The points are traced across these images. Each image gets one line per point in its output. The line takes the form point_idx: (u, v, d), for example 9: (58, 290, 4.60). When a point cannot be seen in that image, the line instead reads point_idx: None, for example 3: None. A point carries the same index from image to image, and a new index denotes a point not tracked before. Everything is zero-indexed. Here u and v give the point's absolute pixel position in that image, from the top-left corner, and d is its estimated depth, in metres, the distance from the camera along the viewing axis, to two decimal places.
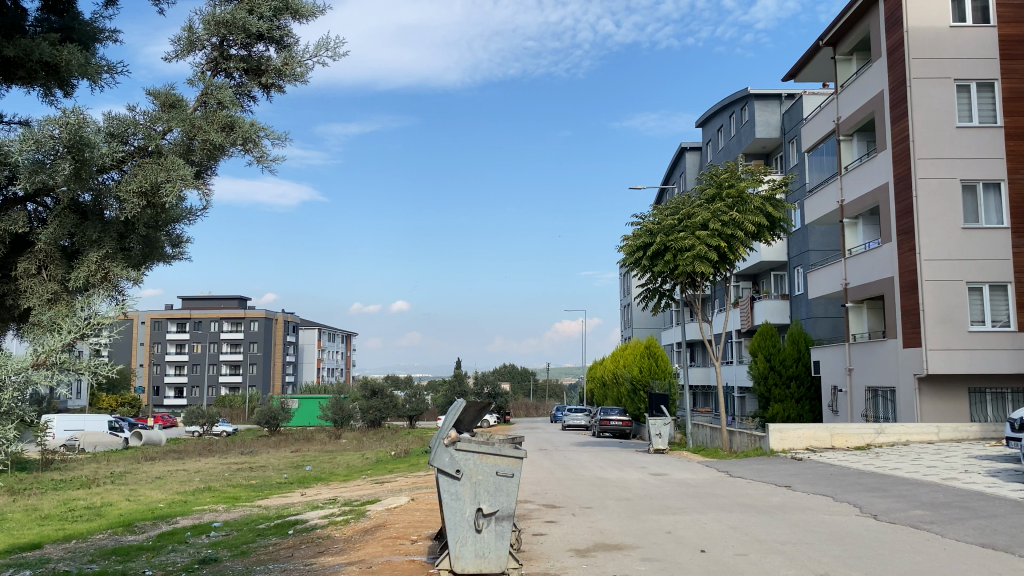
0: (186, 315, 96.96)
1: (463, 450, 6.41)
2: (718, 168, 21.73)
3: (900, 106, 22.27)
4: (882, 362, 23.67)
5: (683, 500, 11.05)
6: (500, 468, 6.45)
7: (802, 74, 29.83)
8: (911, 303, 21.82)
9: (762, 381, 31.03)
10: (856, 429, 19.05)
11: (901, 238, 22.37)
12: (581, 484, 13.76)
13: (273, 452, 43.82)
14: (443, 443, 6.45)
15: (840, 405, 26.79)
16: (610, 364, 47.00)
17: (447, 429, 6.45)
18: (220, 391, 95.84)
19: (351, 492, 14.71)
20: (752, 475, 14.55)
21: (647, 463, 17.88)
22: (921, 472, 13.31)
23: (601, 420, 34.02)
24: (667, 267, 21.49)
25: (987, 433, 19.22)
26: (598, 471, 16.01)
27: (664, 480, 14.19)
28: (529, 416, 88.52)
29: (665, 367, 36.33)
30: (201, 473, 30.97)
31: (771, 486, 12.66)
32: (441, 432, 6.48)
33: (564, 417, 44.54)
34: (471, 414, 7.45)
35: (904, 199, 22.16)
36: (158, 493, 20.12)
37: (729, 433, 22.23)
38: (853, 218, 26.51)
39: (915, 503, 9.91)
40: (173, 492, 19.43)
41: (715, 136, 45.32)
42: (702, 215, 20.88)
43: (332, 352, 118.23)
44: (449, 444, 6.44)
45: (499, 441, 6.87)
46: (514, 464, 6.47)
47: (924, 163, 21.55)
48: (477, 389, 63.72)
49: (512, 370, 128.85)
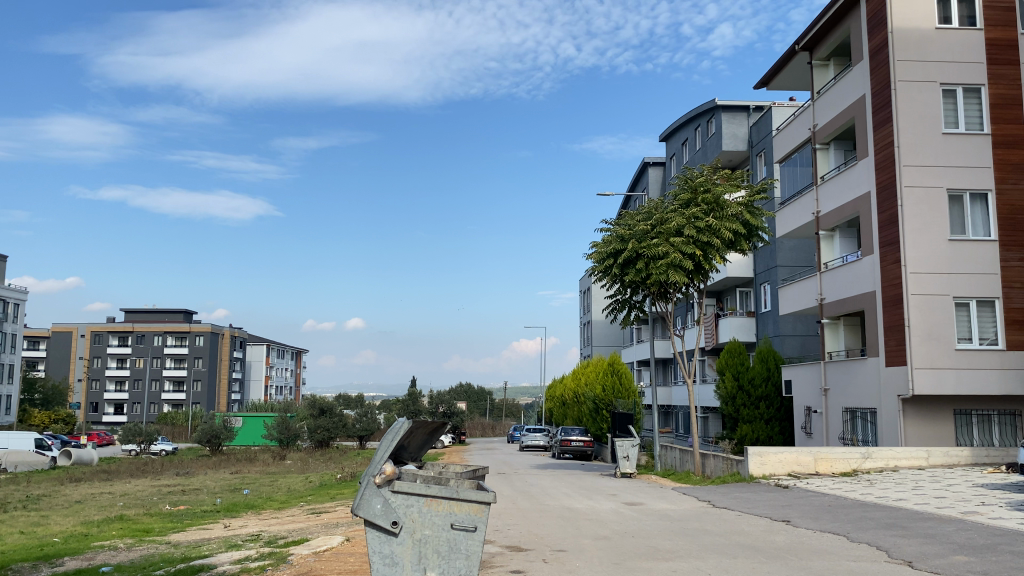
0: (128, 328, 93.08)
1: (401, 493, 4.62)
2: (694, 171, 20.13)
3: (884, 110, 21.12)
4: (861, 381, 22.33)
5: (672, 539, 9.28)
6: (457, 520, 4.65)
7: (775, 82, 28.74)
8: (895, 320, 20.55)
9: (730, 401, 29.63)
10: (841, 453, 17.55)
11: (883, 250, 21.14)
12: (547, 516, 11.94)
13: (212, 473, 41.11)
14: (375, 484, 4.63)
15: (814, 427, 25.40)
16: (569, 383, 45.24)
17: (381, 464, 4.64)
18: (162, 408, 91.98)
19: (282, 525, 12.67)
20: (740, 505, 12.86)
21: (617, 490, 16.14)
22: (932, 503, 11.73)
23: (562, 441, 32.25)
24: (639, 276, 19.84)
25: (980, 458, 17.85)
26: (565, 499, 14.22)
27: (642, 511, 12.42)
28: (484, 436, 86.46)
29: (628, 385, 34.72)
30: (127, 496, 28.40)
31: (768, 521, 10.94)
32: (372, 468, 4.67)
33: (521, 437, 42.70)
34: (418, 437, 5.69)
35: (887, 208, 20.97)
36: (66, 522, 17.79)
37: (701, 457, 20.58)
38: (829, 230, 25.29)
39: (950, 546, 8.28)
40: (83, 521, 17.12)
41: (679, 150, 44.16)
42: (676, 220, 19.24)
43: (282, 369, 114.94)
44: (383, 485, 4.64)
45: (456, 477, 5.07)
46: (479, 513, 4.67)
47: (908, 170, 20.39)
48: (431, 408, 61.59)
49: (468, 390, 126.47)
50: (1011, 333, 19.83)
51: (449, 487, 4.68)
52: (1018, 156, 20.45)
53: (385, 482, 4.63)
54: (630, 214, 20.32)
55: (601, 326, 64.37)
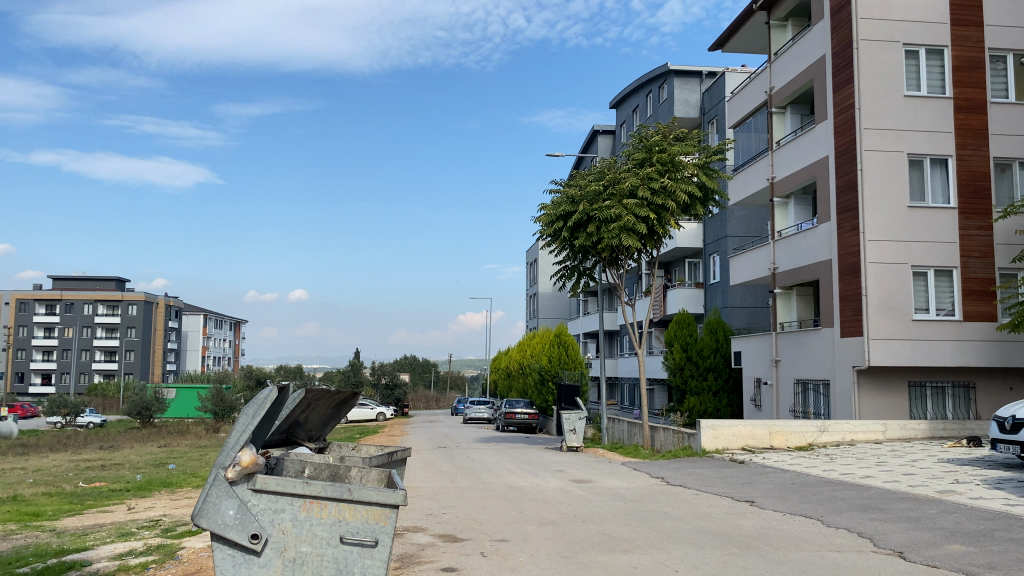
0: (56, 297, 88.92)
1: (264, 494, 3.65)
2: (648, 130, 18.86)
3: (845, 71, 20.30)
4: (814, 353, 21.71)
5: (629, 526, 8.18)
6: (349, 530, 3.65)
7: (730, 44, 27.81)
8: (851, 289, 19.87)
9: (678, 372, 28.88)
10: (797, 427, 16.79)
11: (841, 217, 20.40)
12: (488, 498, 10.76)
13: (139, 447, 38.99)
14: (226, 479, 3.66)
15: (763, 399, 24.84)
16: (515, 354, 44.29)
17: (235, 452, 3.66)
18: (93, 378, 88.48)
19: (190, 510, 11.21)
20: (697, 483, 11.89)
21: (564, 466, 15.06)
22: (902, 481, 10.89)
23: (506, 414, 31.30)
24: (590, 241, 18.50)
25: (937, 432, 17.29)
26: (508, 476, 13.11)
27: (592, 491, 11.34)
28: (428, 408, 85.40)
29: (575, 357, 33.74)
30: (40, 473, 26.36)
31: (730, 502, 9.93)
32: (224, 457, 3.69)
33: (465, 409, 41.59)
34: (320, 412, 4.61)
35: (846, 173, 20.21)
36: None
37: (650, 429, 19.67)
38: (783, 198, 24.52)
39: (940, 532, 7.32)
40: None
41: (629, 118, 43.04)
42: (630, 180, 17.90)
43: (220, 339, 111.76)
44: (240, 483, 3.66)
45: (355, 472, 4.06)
46: (379, 522, 3.65)
47: (869, 134, 19.64)
48: (373, 380, 60.04)
49: (412, 362, 125.14)
50: (968, 303, 19.34)
51: (337, 488, 3.68)
52: (979, 120, 19.83)
53: (241, 479, 3.66)
54: (582, 173, 18.95)
55: (547, 298, 63.47)
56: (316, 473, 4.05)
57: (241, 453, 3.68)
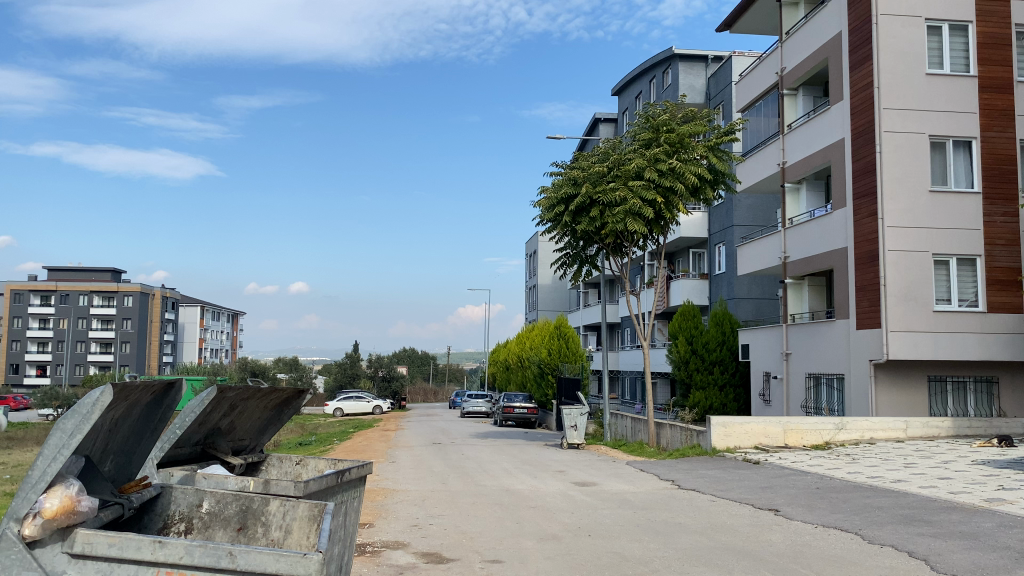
0: (52, 288, 87.66)
1: (90, 564, 2.82)
2: (655, 109, 17.74)
3: (864, 48, 19.19)
4: (827, 345, 20.65)
5: (643, 542, 7.12)
6: None
7: (739, 24, 26.73)
8: (868, 278, 18.81)
9: (682, 366, 27.82)
10: (813, 425, 15.76)
11: (858, 202, 19.32)
12: (481, 504, 9.72)
13: None
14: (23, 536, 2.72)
15: (772, 394, 23.82)
16: (513, 346, 43.25)
17: (36, 496, 2.73)
18: (88, 370, 87.39)
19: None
20: (711, 488, 10.85)
21: (564, 466, 14.03)
22: (939, 487, 9.86)
23: (504, 408, 30.30)
24: (592, 226, 17.30)
25: (961, 430, 16.25)
26: (505, 478, 12.11)
27: (596, 497, 10.30)
28: (426, 401, 84.44)
29: (575, 350, 32.57)
30: (19, 467, 25.35)
31: (752, 511, 8.90)
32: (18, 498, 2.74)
33: (462, 403, 40.58)
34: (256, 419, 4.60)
35: (864, 155, 19.13)
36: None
37: (656, 426, 18.63)
38: (795, 183, 23.46)
39: (1006, 554, 6.29)
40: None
41: (631, 105, 41.84)
42: (636, 161, 16.72)
43: (217, 331, 110.76)
44: (40, 539, 2.76)
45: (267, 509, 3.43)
46: None
47: (889, 114, 18.55)
48: (370, 373, 59.00)
49: (411, 355, 124.31)
50: (992, 294, 18.30)
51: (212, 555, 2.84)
52: (1004, 101, 18.77)
53: (46, 532, 2.77)
54: (584, 155, 17.79)
55: (546, 290, 62.41)
56: (216, 507, 3.50)
57: (48, 496, 2.79)
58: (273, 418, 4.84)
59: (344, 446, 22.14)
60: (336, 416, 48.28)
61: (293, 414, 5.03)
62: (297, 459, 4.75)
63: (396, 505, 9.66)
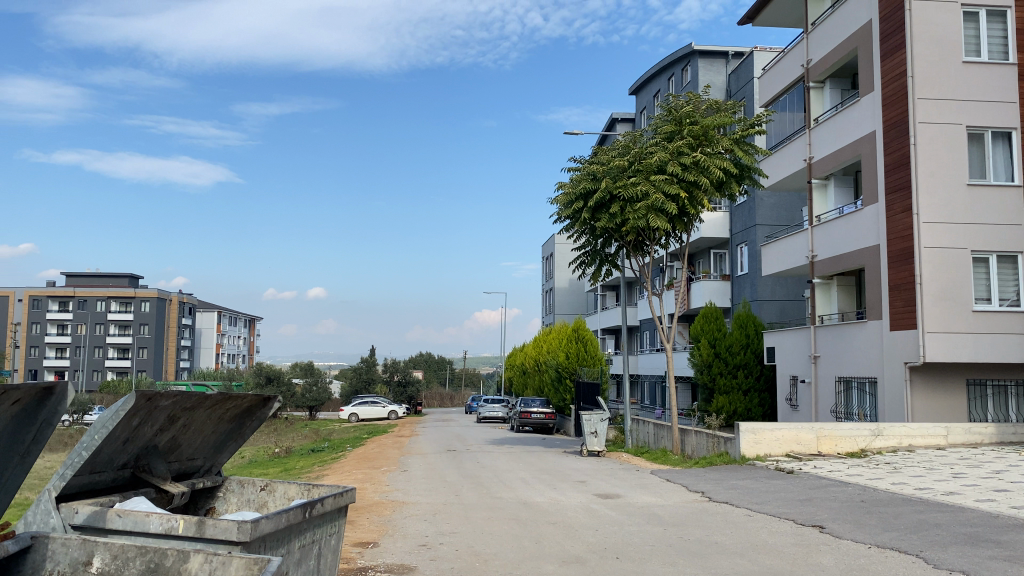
0: (69, 293, 87.57)
1: None
2: (678, 100, 16.97)
3: (896, 35, 18.33)
4: (859, 348, 19.76)
5: (680, 565, 6.37)
6: None
7: (761, 17, 25.91)
8: (903, 277, 17.92)
9: (705, 370, 26.95)
10: (848, 431, 14.90)
11: (891, 197, 18.44)
12: (497, 519, 8.98)
13: None
14: None
15: (800, 398, 22.92)
16: (530, 350, 42.51)
17: None
18: (106, 375, 87.29)
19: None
20: (745, 501, 10.05)
21: (584, 476, 13.26)
22: (997, 500, 9.04)
23: (521, 413, 29.54)
24: (613, 223, 16.51)
25: (1006, 437, 15.33)
26: (523, 489, 11.38)
27: (621, 511, 9.52)
28: (442, 406, 83.70)
29: (594, 353, 31.76)
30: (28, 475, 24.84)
31: (795, 527, 8.12)
32: None
33: (479, 408, 39.84)
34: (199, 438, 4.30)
35: (897, 148, 18.25)
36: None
37: (680, 433, 17.82)
38: (822, 179, 22.60)
39: None
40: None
41: (649, 103, 40.92)
42: (658, 154, 15.92)
43: (234, 336, 110.66)
44: None
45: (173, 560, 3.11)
46: None
47: (924, 105, 17.67)
48: (386, 377, 58.32)
49: (427, 359, 123.77)
50: None
51: None
52: None
53: None
54: (604, 149, 17.00)
55: (564, 294, 61.58)
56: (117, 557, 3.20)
57: None
58: (233, 433, 4.57)
59: (355, 453, 21.44)
60: (351, 422, 47.67)
61: (260, 422, 4.67)
62: (260, 483, 4.47)
63: (405, 521, 8.93)
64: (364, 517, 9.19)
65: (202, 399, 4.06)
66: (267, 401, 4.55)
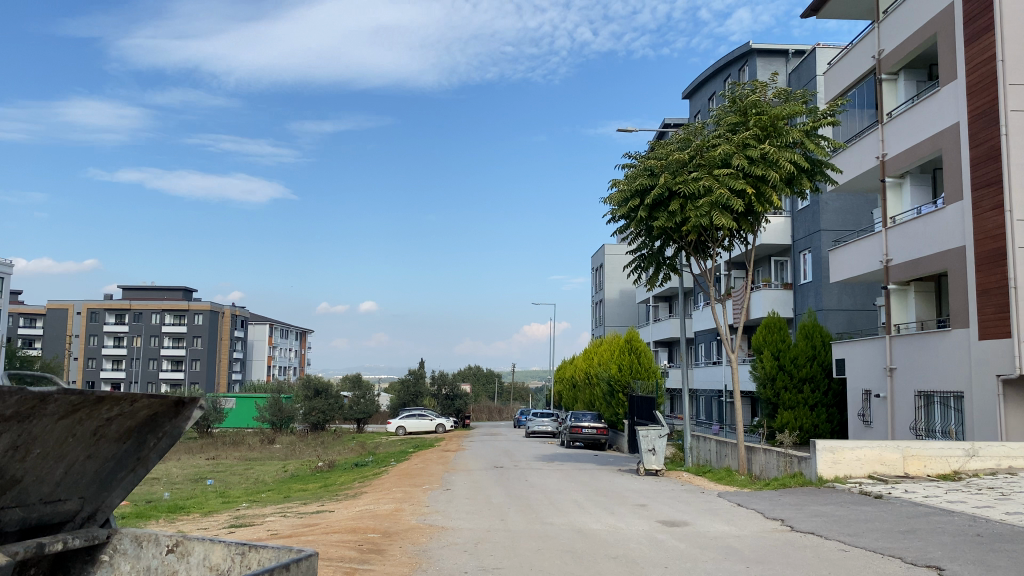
0: (126, 306, 88.98)
1: None
2: (743, 89, 15.64)
3: (983, 17, 16.75)
4: (942, 359, 18.09)
5: None
6: None
7: (826, 8, 24.40)
8: (994, 281, 16.27)
9: (768, 384, 25.36)
10: (938, 451, 13.31)
11: (979, 193, 16.81)
12: (548, 551, 7.79)
13: (187, 459, 37.17)
14: None
15: (873, 414, 21.25)
16: (581, 363, 41.21)
17: None
18: (160, 387, 88.23)
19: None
20: (835, 533, 8.69)
21: (644, 499, 11.99)
22: None
23: (571, 428, 28.32)
24: (672, 222, 15.21)
25: None
26: (577, 514, 10.16)
27: (691, 544, 8.25)
28: (491, 420, 82.63)
29: (648, 366, 30.31)
30: None
31: (906, 568, 6.79)
32: None
33: (528, 422, 38.63)
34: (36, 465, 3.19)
35: (985, 139, 16.63)
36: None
37: (747, 451, 16.41)
38: (897, 178, 20.98)
39: None
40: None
41: (703, 106, 39.43)
42: (723, 146, 14.59)
43: (285, 349, 111.39)
44: None
45: None
46: None
47: (1015, 91, 16.07)
48: (434, 390, 57.43)
49: (476, 372, 123.28)
50: None
51: None
52: None
53: None
54: (662, 143, 15.77)
55: (614, 305, 60.10)
56: None
57: None
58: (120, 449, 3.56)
59: (397, 469, 20.41)
60: (399, 435, 46.88)
61: (171, 438, 3.59)
62: (167, 544, 3.86)
63: (442, 552, 7.77)
64: (396, 545, 8.06)
65: (35, 407, 2.85)
66: (182, 403, 3.34)
